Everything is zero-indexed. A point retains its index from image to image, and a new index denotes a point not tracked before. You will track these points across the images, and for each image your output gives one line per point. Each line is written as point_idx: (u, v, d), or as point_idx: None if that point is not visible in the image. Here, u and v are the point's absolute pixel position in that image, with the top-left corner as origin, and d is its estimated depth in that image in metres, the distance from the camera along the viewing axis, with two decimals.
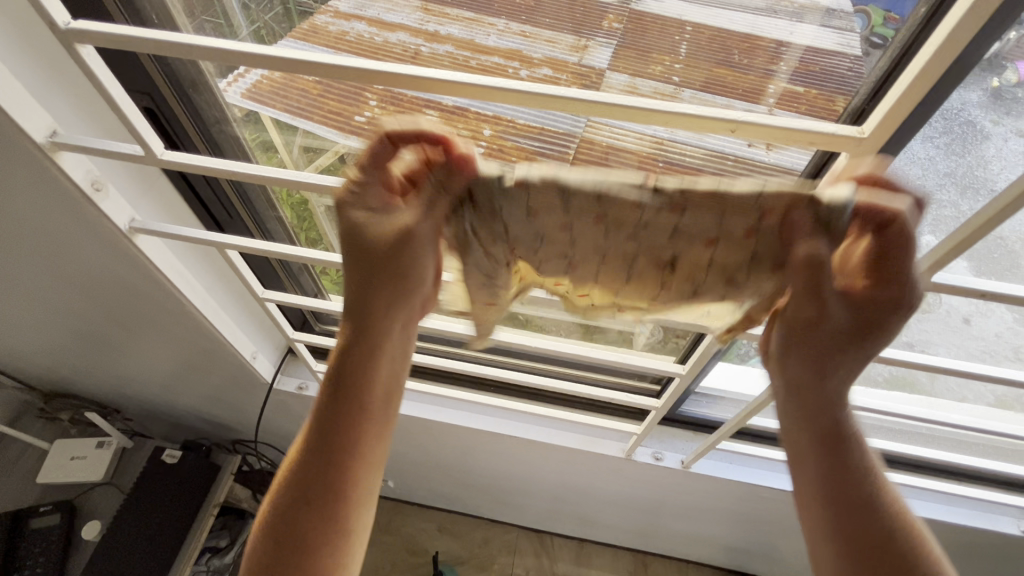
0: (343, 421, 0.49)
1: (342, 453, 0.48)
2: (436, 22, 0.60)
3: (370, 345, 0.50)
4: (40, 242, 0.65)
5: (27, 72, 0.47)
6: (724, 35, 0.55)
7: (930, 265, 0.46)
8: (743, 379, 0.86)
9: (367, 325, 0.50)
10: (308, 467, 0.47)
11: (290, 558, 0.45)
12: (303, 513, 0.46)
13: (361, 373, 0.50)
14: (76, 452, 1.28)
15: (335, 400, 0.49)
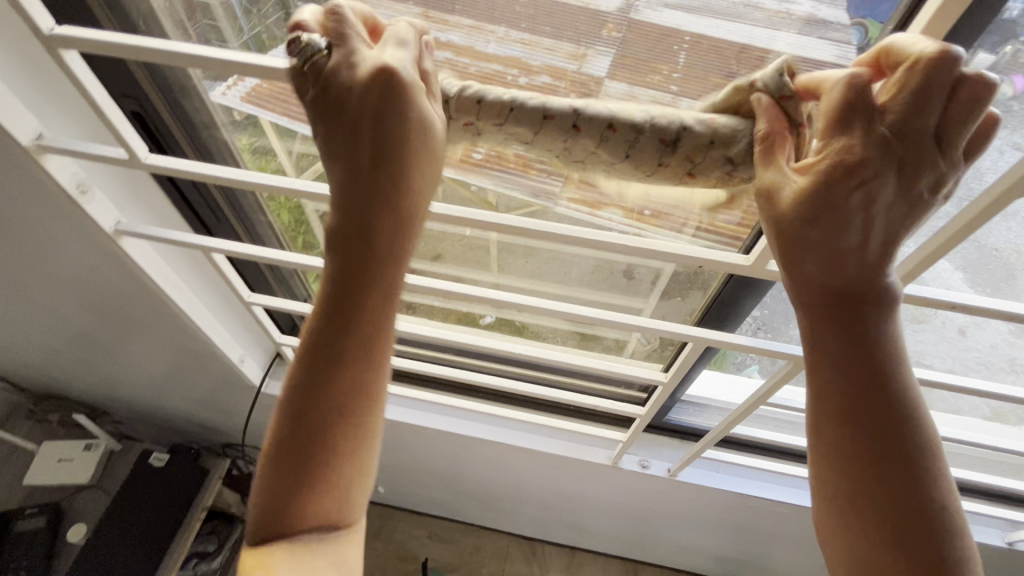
0: (340, 359, 0.43)
1: (344, 397, 0.43)
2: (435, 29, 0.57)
3: (372, 264, 0.43)
4: (26, 242, 0.65)
5: (14, 75, 0.47)
6: (722, 45, 0.53)
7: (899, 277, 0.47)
8: (731, 389, 0.87)
9: (369, 243, 0.43)
10: (305, 410, 0.42)
11: (289, 506, 0.42)
12: (303, 460, 0.42)
13: (361, 301, 0.43)
14: (63, 454, 1.28)
15: (331, 333, 0.43)
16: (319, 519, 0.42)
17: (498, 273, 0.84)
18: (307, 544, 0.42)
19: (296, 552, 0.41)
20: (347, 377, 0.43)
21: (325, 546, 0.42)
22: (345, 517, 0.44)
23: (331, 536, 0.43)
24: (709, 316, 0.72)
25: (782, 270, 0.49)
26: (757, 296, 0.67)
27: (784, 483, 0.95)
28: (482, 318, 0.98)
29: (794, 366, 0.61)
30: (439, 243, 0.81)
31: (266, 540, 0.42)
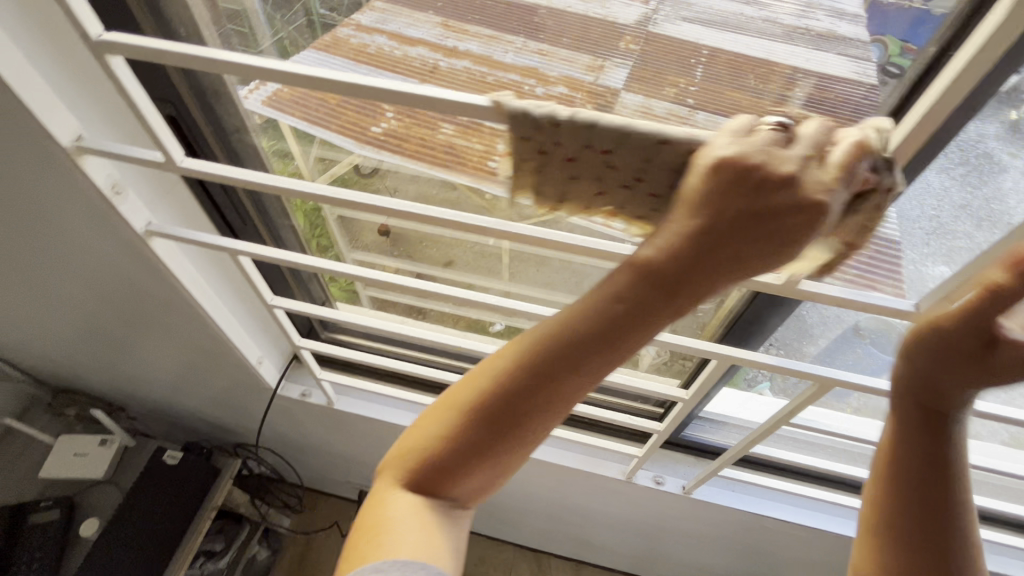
0: (563, 389, 0.39)
1: (534, 424, 0.40)
2: (455, 38, 0.59)
3: (661, 307, 0.36)
4: (58, 240, 0.66)
5: (60, 79, 0.48)
6: (739, 58, 0.56)
7: (937, 301, 0.46)
8: (749, 407, 0.86)
9: (675, 283, 0.36)
10: (500, 410, 0.40)
11: (442, 476, 0.43)
12: (476, 453, 0.42)
13: (619, 344, 0.38)
14: (79, 448, 1.29)
15: (576, 357, 0.38)
16: (451, 495, 0.44)
17: (510, 281, 0.85)
18: (437, 519, 0.44)
19: (425, 525, 0.43)
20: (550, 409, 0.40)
21: (449, 526, 0.45)
22: (470, 500, 0.46)
23: (455, 516, 0.46)
24: (732, 332, 0.71)
25: (815, 291, 0.48)
26: (782, 314, 0.66)
27: (801, 505, 0.93)
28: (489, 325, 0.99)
29: (820, 387, 0.61)
30: (450, 250, 0.83)
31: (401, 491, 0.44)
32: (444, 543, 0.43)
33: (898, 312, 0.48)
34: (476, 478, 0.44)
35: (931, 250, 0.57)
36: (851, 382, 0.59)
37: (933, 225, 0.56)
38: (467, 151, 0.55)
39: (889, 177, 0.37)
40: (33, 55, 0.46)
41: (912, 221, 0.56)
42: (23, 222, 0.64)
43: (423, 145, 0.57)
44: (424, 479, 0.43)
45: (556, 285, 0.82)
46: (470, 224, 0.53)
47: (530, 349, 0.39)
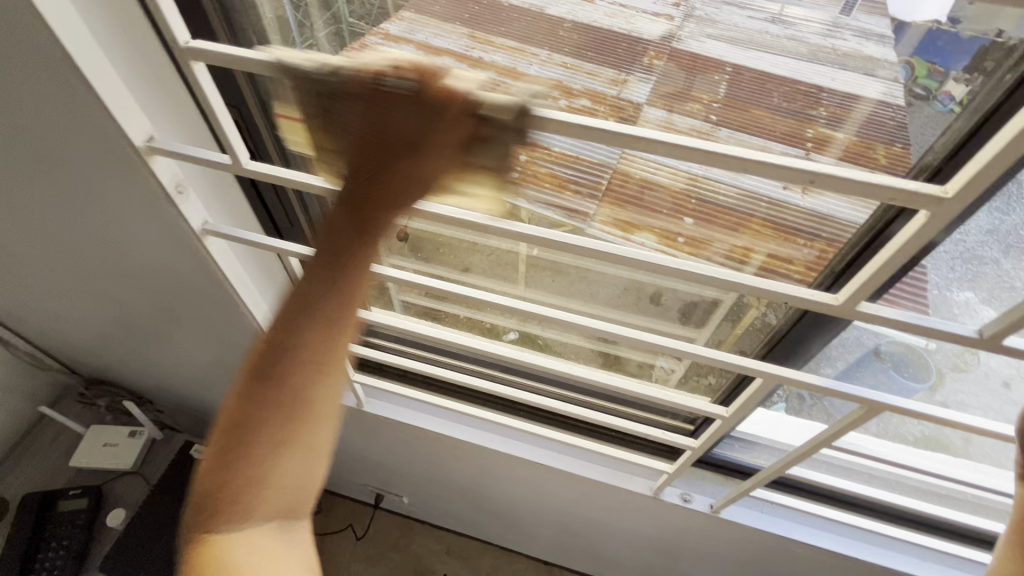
0: (270, 366, 0.47)
1: (283, 410, 0.48)
2: (480, 50, 0.60)
3: (333, 298, 0.46)
4: (115, 235, 0.69)
5: (138, 82, 0.51)
6: (764, 76, 0.58)
7: (1002, 327, 0.44)
8: (782, 428, 0.85)
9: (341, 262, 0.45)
10: (259, 397, 0.48)
11: (245, 472, 0.48)
12: (245, 435, 0.48)
13: (333, 330, 0.47)
14: (108, 439, 1.31)
15: (288, 335, 0.47)
16: (269, 501, 0.50)
17: (524, 288, 0.87)
18: (258, 526, 0.49)
19: (265, 535, 0.50)
20: (312, 390, 0.49)
21: (277, 538, 0.50)
22: (297, 508, 0.52)
23: (283, 523, 0.51)
24: (775, 351, 0.71)
25: (874, 312, 0.48)
26: (824, 336, 0.66)
27: (833, 531, 0.91)
28: (504, 333, 1.02)
29: (867, 411, 0.60)
30: (471, 254, 0.86)
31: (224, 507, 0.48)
32: (273, 549, 0.49)
33: (958, 337, 0.47)
34: (279, 479, 0.50)
35: (956, 274, 0.57)
36: (896, 405, 0.58)
37: (961, 251, 0.55)
38: None
39: (962, 203, 0.36)
40: (118, 58, 0.48)
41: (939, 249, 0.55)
42: (85, 217, 0.66)
43: None
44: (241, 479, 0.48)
45: (572, 293, 0.86)
46: (518, 232, 0.54)
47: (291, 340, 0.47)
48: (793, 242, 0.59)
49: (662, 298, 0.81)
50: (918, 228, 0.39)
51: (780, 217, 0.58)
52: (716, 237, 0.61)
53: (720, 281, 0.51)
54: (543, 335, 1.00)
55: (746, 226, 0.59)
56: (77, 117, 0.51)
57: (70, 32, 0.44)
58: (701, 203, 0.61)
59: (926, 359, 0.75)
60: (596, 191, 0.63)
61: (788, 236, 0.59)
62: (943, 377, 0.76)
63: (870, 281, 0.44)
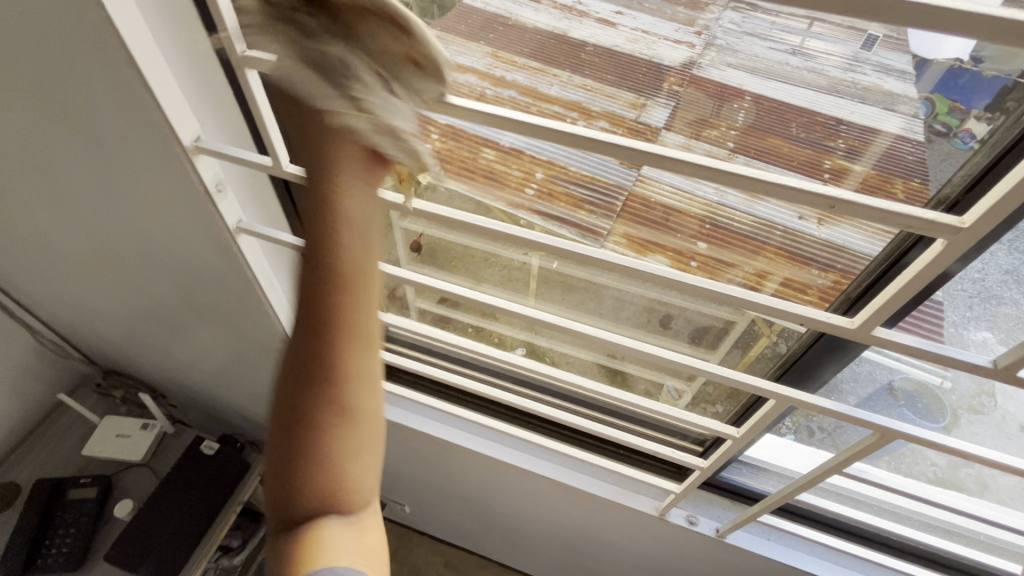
0: (317, 338, 0.42)
1: (334, 377, 0.43)
2: (503, 68, 0.64)
3: (333, 263, 0.41)
4: (151, 230, 0.72)
5: (190, 84, 0.54)
6: (783, 107, 0.58)
7: (1016, 358, 0.45)
8: (791, 455, 0.85)
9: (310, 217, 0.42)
10: (301, 372, 0.43)
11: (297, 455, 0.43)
12: (299, 410, 0.43)
13: (362, 286, 0.42)
14: (121, 430, 1.34)
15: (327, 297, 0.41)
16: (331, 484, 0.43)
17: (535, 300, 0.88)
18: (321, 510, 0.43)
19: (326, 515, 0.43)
20: (359, 348, 0.43)
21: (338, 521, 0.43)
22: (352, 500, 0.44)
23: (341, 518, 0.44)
24: (786, 376, 0.71)
25: (888, 338, 0.48)
26: (837, 363, 0.66)
27: (841, 564, 0.89)
28: (513, 347, 1.03)
29: (880, 437, 0.60)
30: (484, 268, 0.89)
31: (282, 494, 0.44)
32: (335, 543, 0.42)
33: (972, 366, 0.48)
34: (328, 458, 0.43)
35: (974, 313, 0.57)
36: (910, 434, 0.58)
37: (979, 290, 0.56)
38: (505, 175, 0.67)
39: (977, 233, 0.37)
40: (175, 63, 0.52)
41: (955, 285, 0.56)
42: (124, 209, 0.69)
43: (465, 166, 0.67)
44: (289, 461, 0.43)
45: (581, 309, 0.86)
46: (540, 243, 0.56)
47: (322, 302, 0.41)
48: (805, 267, 0.60)
49: (672, 321, 0.83)
50: (935, 256, 0.40)
51: (795, 247, 0.60)
52: (733, 259, 0.62)
53: (736, 300, 0.52)
54: (551, 352, 1.01)
55: (762, 252, 0.61)
56: (129, 113, 0.54)
57: (134, 34, 0.47)
58: (716, 228, 0.62)
59: (941, 399, 0.74)
60: (610, 212, 0.65)
61: (802, 263, 0.60)
62: (958, 418, 0.74)
63: (885, 305, 0.45)
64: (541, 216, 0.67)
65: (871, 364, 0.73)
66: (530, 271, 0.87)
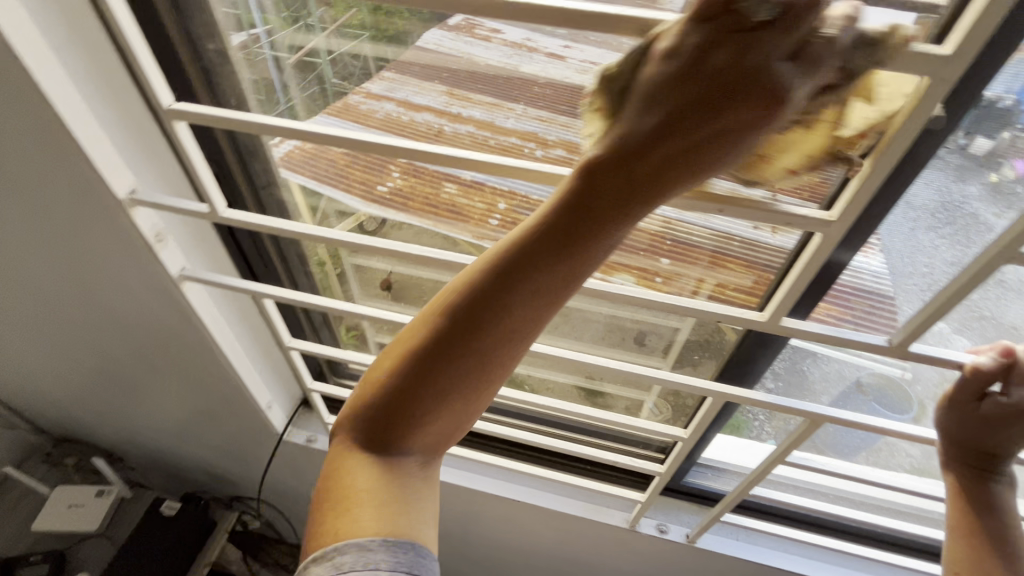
0: (506, 337, 0.38)
1: (466, 378, 0.38)
2: (459, 105, 0.62)
3: (533, 270, 0.36)
4: (93, 286, 0.71)
5: (123, 141, 0.55)
6: None
7: (906, 335, 0.49)
8: (748, 452, 0.87)
9: (592, 219, 0.34)
10: (430, 369, 0.38)
11: (388, 447, 0.40)
12: (415, 399, 0.39)
13: (555, 302, 0.37)
14: (74, 500, 1.27)
15: (503, 303, 0.37)
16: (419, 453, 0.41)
17: None
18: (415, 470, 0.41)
19: (415, 489, 0.41)
20: (499, 359, 0.39)
21: (423, 490, 0.42)
22: (435, 457, 0.43)
23: (426, 472, 0.42)
24: (726, 374, 0.75)
25: (796, 327, 0.52)
26: (768, 359, 0.70)
27: (809, 556, 0.91)
28: None
29: (811, 425, 0.63)
30: None
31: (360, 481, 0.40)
32: (411, 508, 0.40)
33: (873, 346, 0.52)
34: (429, 437, 0.41)
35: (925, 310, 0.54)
36: (839, 419, 0.61)
37: (927, 283, 0.54)
38: (468, 208, 0.68)
39: (846, 224, 0.42)
40: (106, 119, 0.53)
41: (906, 278, 0.55)
42: (64, 268, 0.69)
43: (429, 202, 0.70)
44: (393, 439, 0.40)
45: (554, 334, 0.89)
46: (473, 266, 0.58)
47: (485, 309, 0.37)
48: (747, 271, 0.64)
49: (644, 338, 0.84)
50: (815, 248, 0.45)
51: (749, 254, 0.63)
52: (684, 273, 0.67)
53: (664, 304, 0.56)
54: (529, 379, 1.03)
55: (713, 260, 0.65)
56: (61, 172, 0.55)
57: (64, 98, 0.49)
58: (676, 243, 0.65)
59: (907, 392, 0.74)
60: None
61: (744, 263, 0.64)
62: (926, 408, 0.73)
63: (786, 298, 0.49)
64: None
65: (840, 362, 0.75)
66: None
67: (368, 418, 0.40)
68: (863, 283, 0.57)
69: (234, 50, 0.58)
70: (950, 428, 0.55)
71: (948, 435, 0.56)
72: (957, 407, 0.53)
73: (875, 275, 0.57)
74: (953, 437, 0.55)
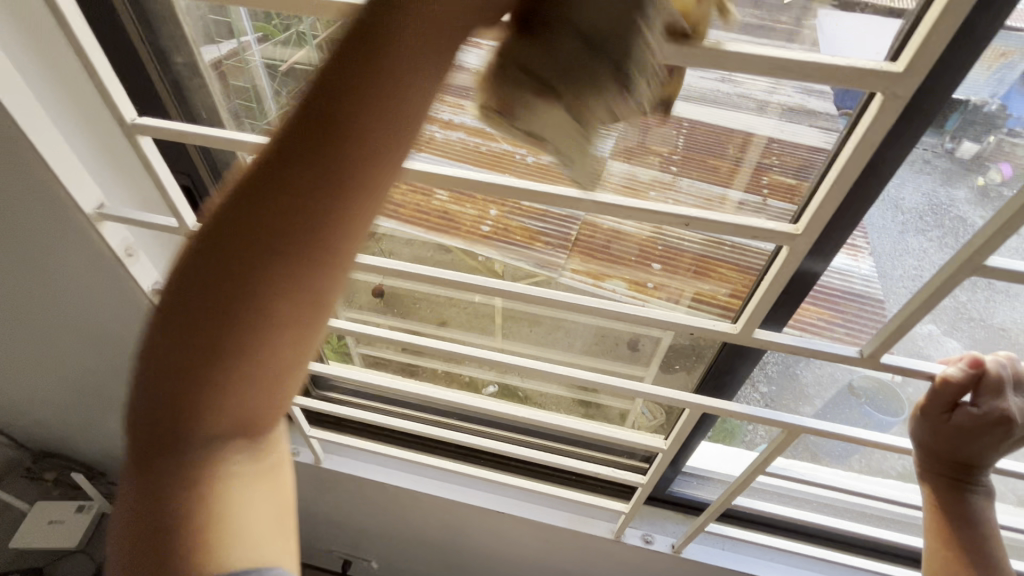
0: (296, 280, 0.27)
1: (229, 328, 0.27)
2: (450, 111, 0.59)
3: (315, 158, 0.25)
4: (64, 300, 0.70)
5: (91, 155, 0.55)
6: (717, 130, 0.53)
7: (877, 345, 0.49)
8: (733, 461, 0.87)
9: (361, 80, 0.25)
10: (189, 319, 0.28)
11: (176, 440, 0.29)
12: (192, 368, 0.28)
13: (343, 204, 0.26)
14: (54, 516, 1.25)
15: (276, 230, 0.26)
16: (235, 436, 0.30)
17: (502, 340, 0.89)
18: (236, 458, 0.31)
19: (231, 486, 0.31)
20: (292, 293, 0.27)
21: (247, 484, 0.31)
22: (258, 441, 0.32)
23: (245, 462, 0.31)
24: (705, 384, 0.75)
25: (769, 339, 0.52)
26: (746, 369, 0.70)
27: (796, 565, 0.91)
28: (484, 387, 1.03)
29: (789, 435, 0.63)
30: (448, 307, 0.89)
31: (157, 478, 0.30)
32: (231, 513, 0.30)
33: (845, 357, 0.52)
34: (226, 420, 0.30)
35: None
36: (816, 429, 0.61)
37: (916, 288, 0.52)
38: (460, 215, 0.68)
39: (812, 237, 0.42)
40: (72, 134, 0.52)
41: (895, 281, 0.54)
42: (34, 283, 0.68)
43: (421, 209, 0.69)
44: (179, 419, 0.29)
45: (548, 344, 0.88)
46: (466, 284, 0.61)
47: (246, 228, 0.26)
48: (722, 283, 0.63)
49: (638, 344, 0.81)
50: (783, 262, 0.45)
51: (742, 258, 0.60)
52: (668, 283, 0.66)
53: (641, 317, 0.56)
54: (523, 389, 1.01)
55: (700, 262, 0.63)
56: (26, 187, 0.54)
57: (27, 114, 0.48)
58: (667, 248, 0.64)
59: (899, 394, 0.71)
60: (566, 243, 0.68)
61: (720, 278, 0.63)
62: None
63: (758, 310, 0.50)
64: (498, 249, 0.70)
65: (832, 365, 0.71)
66: (494, 310, 0.86)
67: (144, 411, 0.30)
68: (852, 287, 0.56)
69: (203, 61, 0.56)
70: (923, 439, 0.55)
71: (921, 445, 0.56)
72: (928, 419, 0.53)
73: (865, 278, 0.55)
74: (929, 450, 0.55)
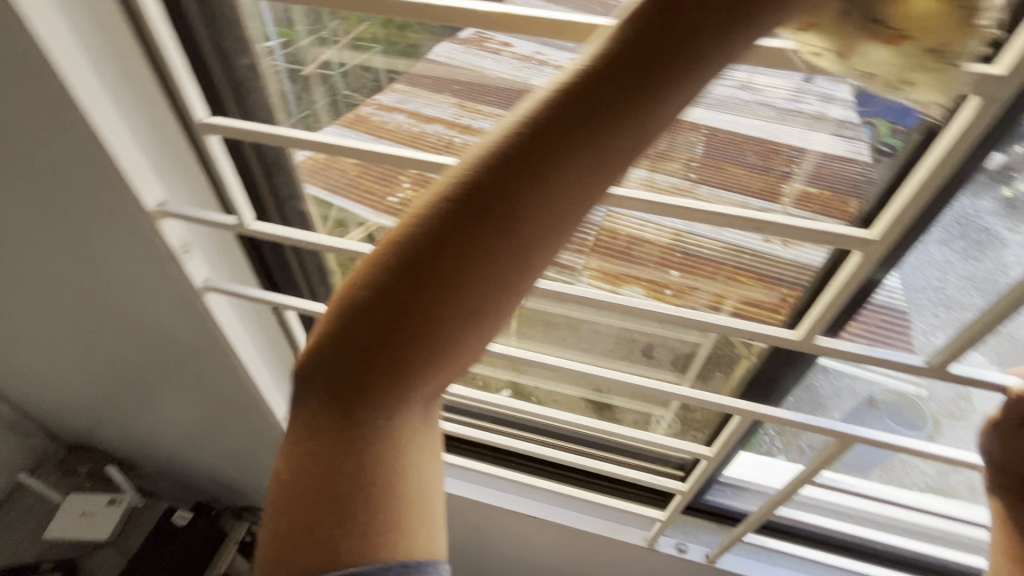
0: (449, 307, 0.34)
1: (401, 349, 0.35)
2: (469, 117, 0.62)
3: (481, 233, 0.32)
4: (116, 294, 0.72)
5: (155, 152, 0.56)
6: (738, 138, 0.58)
7: (947, 355, 0.48)
8: (769, 470, 0.85)
9: (496, 185, 0.31)
10: (357, 350, 0.36)
11: (363, 424, 0.37)
12: (386, 377, 0.36)
13: (511, 263, 0.34)
14: (88, 508, 1.27)
15: (443, 274, 0.33)
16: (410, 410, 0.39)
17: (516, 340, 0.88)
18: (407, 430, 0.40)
19: (411, 456, 0.39)
20: (455, 324, 0.35)
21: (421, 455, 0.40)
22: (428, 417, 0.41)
23: (414, 436, 0.40)
24: (752, 392, 0.73)
25: (831, 346, 0.52)
26: (796, 376, 0.69)
27: None
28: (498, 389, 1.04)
29: (841, 446, 0.62)
30: None
31: (342, 474, 0.37)
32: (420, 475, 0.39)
33: (911, 367, 0.51)
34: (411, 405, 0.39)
35: (940, 321, 0.57)
36: (870, 439, 0.60)
37: (940, 297, 0.57)
38: None
39: (889, 241, 0.42)
40: (138, 130, 0.54)
41: (917, 292, 0.58)
42: (89, 277, 0.69)
43: None
44: (349, 429, 0.37)
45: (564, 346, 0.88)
46: None
47: (422, 276, 0.33)
48: (770, 287, 0.62)
49: (653, 350, 0.85)
50: (855, 268, 0.45)
51: (765, 269, 0.62)
52: (694, 286, 0.66)
53: (692, 322, 0.55)
54: (537, 391, 1.03)
55: (732, 275, 0.64)
56: (91, 182, 0.56)
57: (100, 110, 0.50)
58: (686, 255, 0.65)
59: (920, 407, 0.74)
60: (581, 249, 0.68)
61: (768, 284, 0.62)
62: (940, 425, 0.73)
63: (821, 315, 0.49)
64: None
65: (850, 377, 0.75)
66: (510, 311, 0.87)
67: (329, 411, 0.38)
68: (879, 300, 0.59)
69: (264, 65, 0.59)
70: (993, 451, 0.53)
71: (991, 457, 0.54)
72: (997, 427, 0.52)
73: (887, 291, 0.59)
74: (1000, 466, 0.54)
